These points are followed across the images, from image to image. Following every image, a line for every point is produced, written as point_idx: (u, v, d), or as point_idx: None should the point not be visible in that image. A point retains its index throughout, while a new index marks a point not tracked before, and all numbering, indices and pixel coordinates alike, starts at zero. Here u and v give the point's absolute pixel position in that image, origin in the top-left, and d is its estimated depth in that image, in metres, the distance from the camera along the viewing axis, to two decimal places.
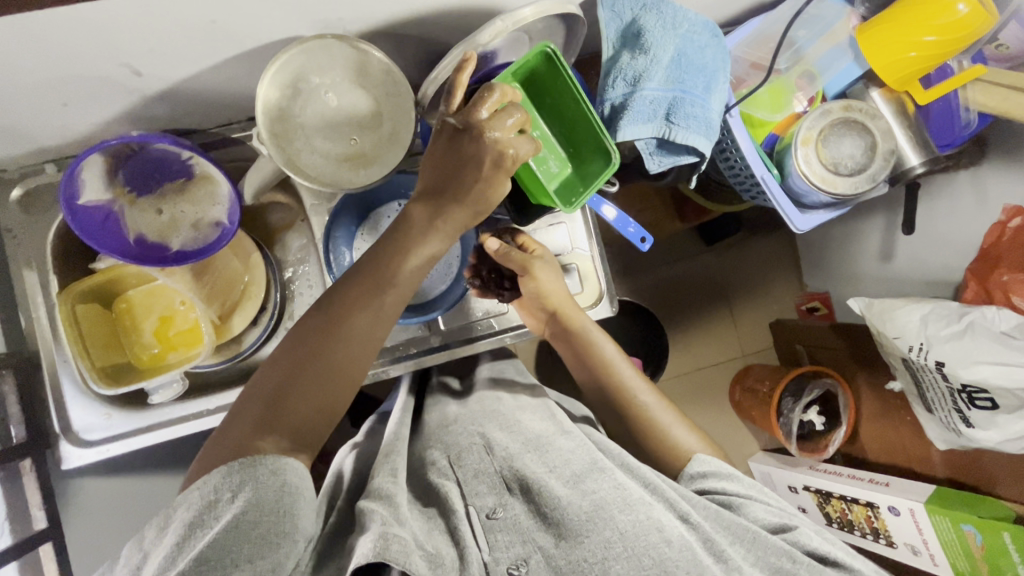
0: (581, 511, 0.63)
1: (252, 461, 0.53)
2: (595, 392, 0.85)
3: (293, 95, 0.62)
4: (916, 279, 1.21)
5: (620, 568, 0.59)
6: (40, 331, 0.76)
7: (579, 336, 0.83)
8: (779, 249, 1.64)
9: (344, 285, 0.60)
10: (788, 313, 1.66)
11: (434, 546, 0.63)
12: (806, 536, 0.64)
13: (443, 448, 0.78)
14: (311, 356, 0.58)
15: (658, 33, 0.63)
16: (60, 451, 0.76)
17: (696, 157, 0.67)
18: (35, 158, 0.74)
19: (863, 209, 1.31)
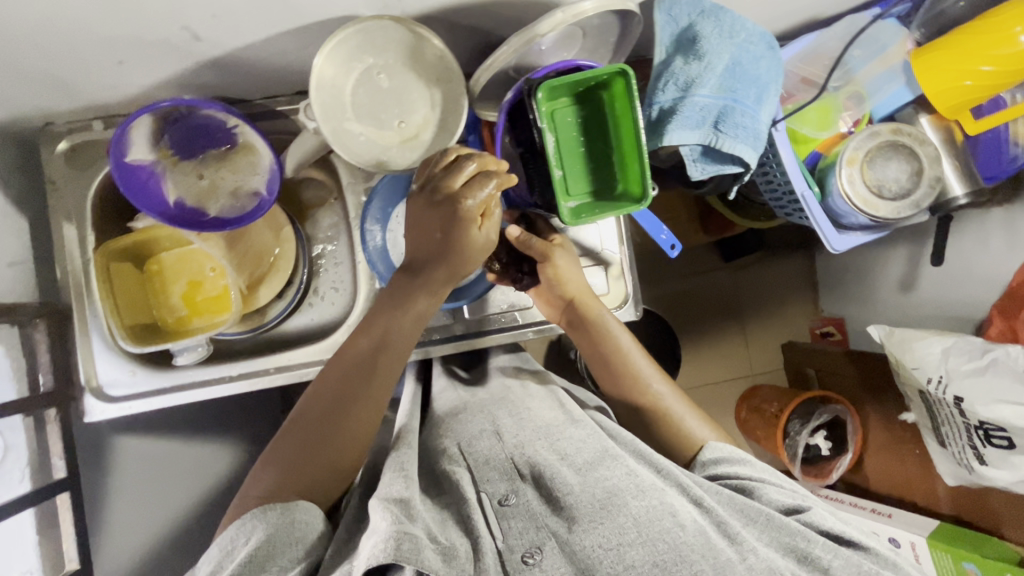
0: (595, 499, 0.63)
1: (263, 510, 0.60)
2: (612, 386, 0.84)
3: (346, 75, 0.62)
4: (938, 313, 1.21)
5: (636, 555, 0.58)
6: (75, 286, 0.77)
7: (594, 328, 0.83)
8: (796, 272, 1.64)
9: (339, 357, 0.69)
10: (801, 336, 1.65)
11: (446, 534, 0.63)
12: (822, 517, 0.64)
13: (455, 440, 0.79)
14: (312, 421, 0.67)
15: (715, 40, 0.63)
16: (84, 404, 0.77)
17: (740, 168, 0.67)
18: (84, 114, 0.74)
19: (888, 238, 1.30)
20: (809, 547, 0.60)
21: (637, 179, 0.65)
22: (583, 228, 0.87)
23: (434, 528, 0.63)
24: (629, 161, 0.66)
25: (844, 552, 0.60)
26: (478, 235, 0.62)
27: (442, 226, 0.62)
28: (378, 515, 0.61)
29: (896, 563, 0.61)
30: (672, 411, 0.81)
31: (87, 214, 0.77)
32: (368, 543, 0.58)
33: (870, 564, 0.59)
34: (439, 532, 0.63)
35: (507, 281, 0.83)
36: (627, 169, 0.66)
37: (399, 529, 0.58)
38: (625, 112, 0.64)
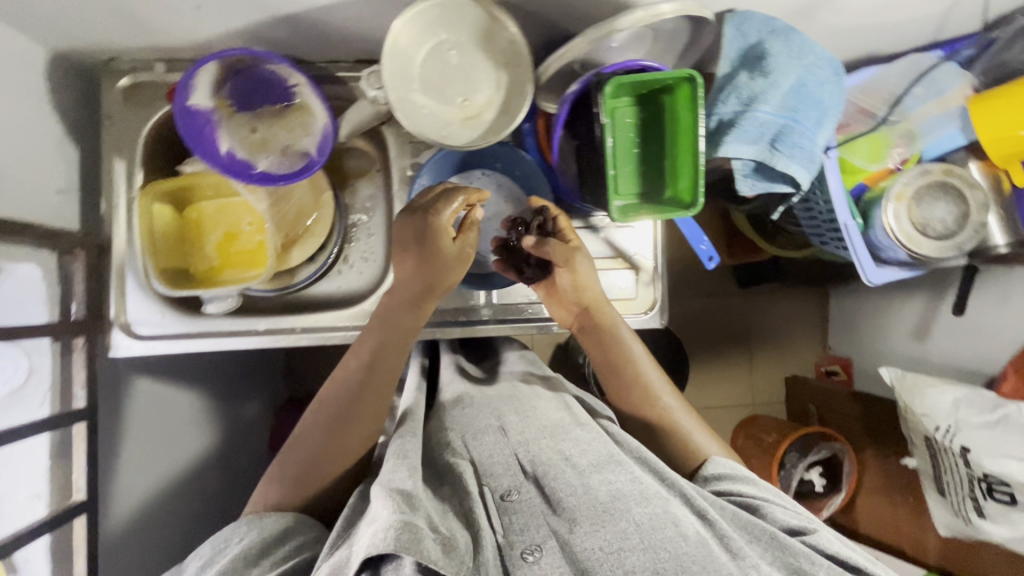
0: (597, 501, 0.62)
1: (257, 518, 0.64)
2: (619, 392, 0.82)
3: (418, 47, 0.62)
4: (949, 364, 1.21)
5: (636, 560, 0.57)
6: (118, 221, 0.78)
7: (604, 338, 0.81)
8: (807, 309, 1.66)
9: (336, 377, 0.75)
10: (804, 371, 1.66)
11: (446, 524, 0.63)
12: (828, 540, 0.62)
13: (460, 433, 0.79)
14: (311, 438, 0.72)
15: (783, 59, 0.64)
16: (111, 338, 0.77)
17: (790, 187, 0.68)
18: (149, 54, 0.75)
19: (907, 285, 1.31)
20: (813, 566, 0.58)
21: (688, 188, 0.66)
22: (618, 228, 0.88)
23: (434, 515, 0.62)
24: (682, 170, 0.67)
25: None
26: (456, 243, 0.72)
27: (426, 251, 0.73)
28: (381, 504, 0.61)
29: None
30: (676, 418, 0.80)
31: (139, 153, 0.78)
32: (369, 531, 0.59)
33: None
34: (440, 522, 0.62)
35: (512, 273, 0.80)
36: (682, 176, 0.67)
37: (403, 519, 0.58)
38: (688, 121, 0.64)
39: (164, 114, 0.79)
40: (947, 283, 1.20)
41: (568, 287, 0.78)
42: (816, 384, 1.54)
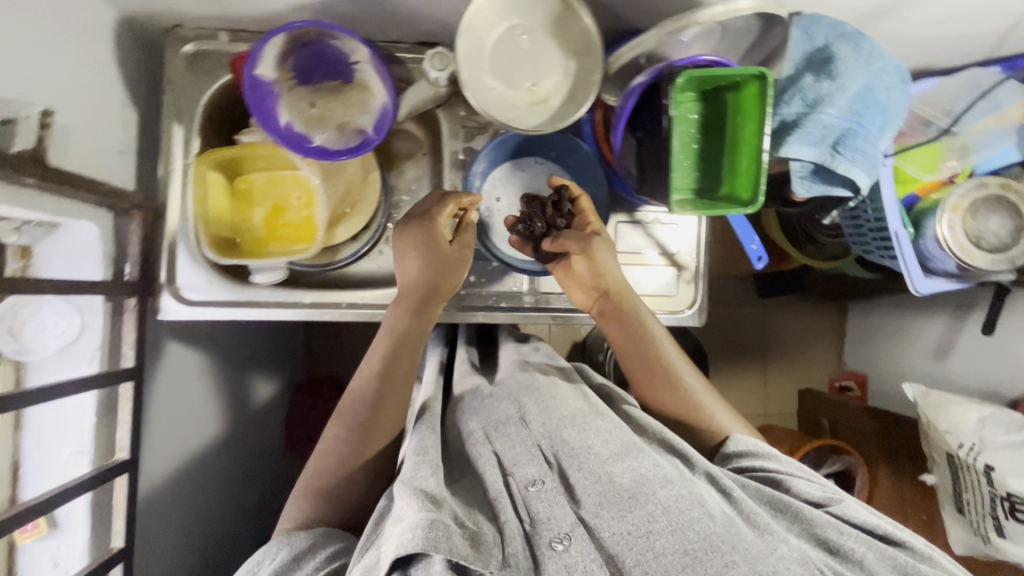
0: (620, 488, 0.55)
1: (287, 537, 0.62)
2: (642, 382, 0.78)
3: (490, 30, 0.63)
4: (969, 384, 1.21)
5: (665, 544, 0.50)
6: (172, 187, 0.78)
7: (622, 326, 0.77)
8: (823, 323, 1.67)
9: (354, 391, 0.73)
10: (818, 385, 1.67)
11: (472, 518, 0.58)
12: (855, 511, 0.59)
13: (478, 422, 0.72)
14: (334, 454, 0.70)
15: (851, 63, 0.65)
16: (160, 302, 0.78)
17: (849, 192, 0.68)
18: (215, 23, 0.76)
19: (929, 305, 1.32)
20: (843, 539, 0.55)
21: (747, 185, 0.67)
22: (664, 224, 0.88)
23: (459, 510, 0.58)
24: (741, 168, 0.67)
25: (879, 546, 0.55)
26: (453, 237, 0.73)
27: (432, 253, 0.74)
28: (407, 502, 0.57)
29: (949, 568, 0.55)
30: (705, 405, 0.75)
31: (197, 120, 0.78)
32: (396, 531, 0.55)
33: (908, 559, 0.54)
34: (466, 518, 0.57)
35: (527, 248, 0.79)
36: (742, 175, 0.67)
37: (432, 517, 0.54)
38: (754, 118, 0.64)
39: (224, 83, 0.79)
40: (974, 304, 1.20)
41: (584, 271, 0.77)
42: (830, 398, 1.54)
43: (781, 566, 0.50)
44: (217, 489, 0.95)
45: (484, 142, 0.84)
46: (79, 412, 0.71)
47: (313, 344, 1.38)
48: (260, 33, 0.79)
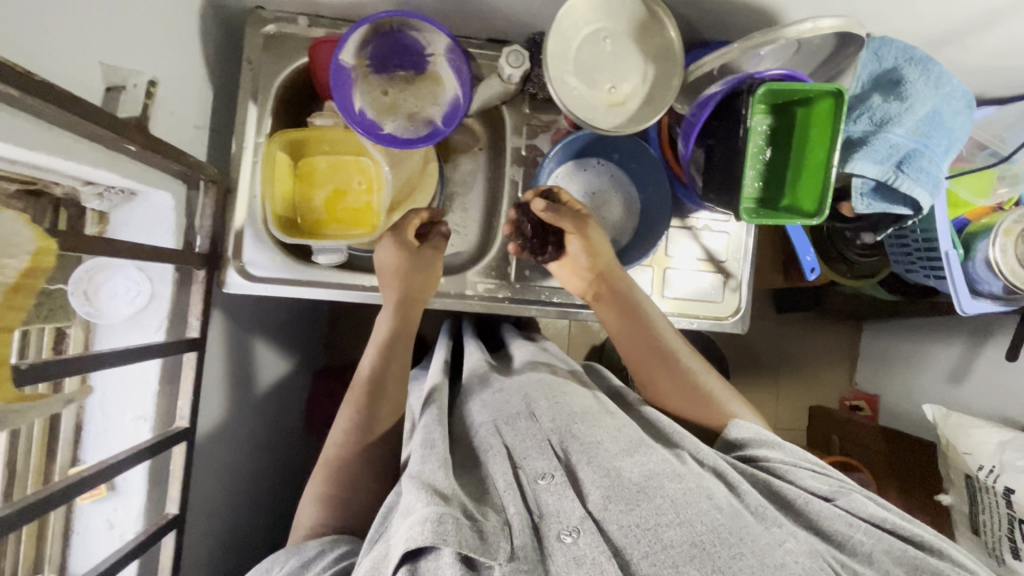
0: (628, 482, 0.54)
1: (297, 547, 0.60)
2: (644, 370, 0.76)
3: (576, 31, 0.65)
4: (980, 409, 1.23)
5: (673, 536, 0.49)
6: (242, 164, 0.80)
7: (620, 310, 0.78)
8: (837, 342, 1.69)
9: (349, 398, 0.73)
10: (828, 402, 1.69)
11: (479, 510, 0.54)
12: (864, 504, 0.57)
13: (488, 415, 0.69)
14: (342, 455, 0.69)
15: (920, 86, 0.67)
16: (226, 276, 0.79)
17: (909, 211, 0.70)
18: (295, 7, 0.77)
19: (946, 329, 1.34)
20: (848, 534, 0.54)
21: (812, 198, 0.69)
22: (714, 232, 0.90)
23: (470, 504, 0.54)
24: (806, 181, 0.69)
25: (888, 538, 0.54)
26: (418, 225, 0.80)
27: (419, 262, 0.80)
28: (415, 493, 0.55)
29: (964, 565, 0.53)
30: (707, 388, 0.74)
31: (271, 101, 0.80)
32: (405, 525, 0.52)
33: (918, 555, 0.52)
34: (474, 509, 0.54)
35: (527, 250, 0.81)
36: (807, 189, 0.69)
37: (440, 510, 0.51)
38: (824, 134, 0.67)
39: (299, 66, 0.81)
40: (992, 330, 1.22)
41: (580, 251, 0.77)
42: (840, 415, 1.55)
43: (788, 559, 0.48)
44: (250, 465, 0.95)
45: (546, 141, 0.86)
46: (142, 379, 0.72)
47: (338, 330, 1.40)
48: (337, 20, 0.80)
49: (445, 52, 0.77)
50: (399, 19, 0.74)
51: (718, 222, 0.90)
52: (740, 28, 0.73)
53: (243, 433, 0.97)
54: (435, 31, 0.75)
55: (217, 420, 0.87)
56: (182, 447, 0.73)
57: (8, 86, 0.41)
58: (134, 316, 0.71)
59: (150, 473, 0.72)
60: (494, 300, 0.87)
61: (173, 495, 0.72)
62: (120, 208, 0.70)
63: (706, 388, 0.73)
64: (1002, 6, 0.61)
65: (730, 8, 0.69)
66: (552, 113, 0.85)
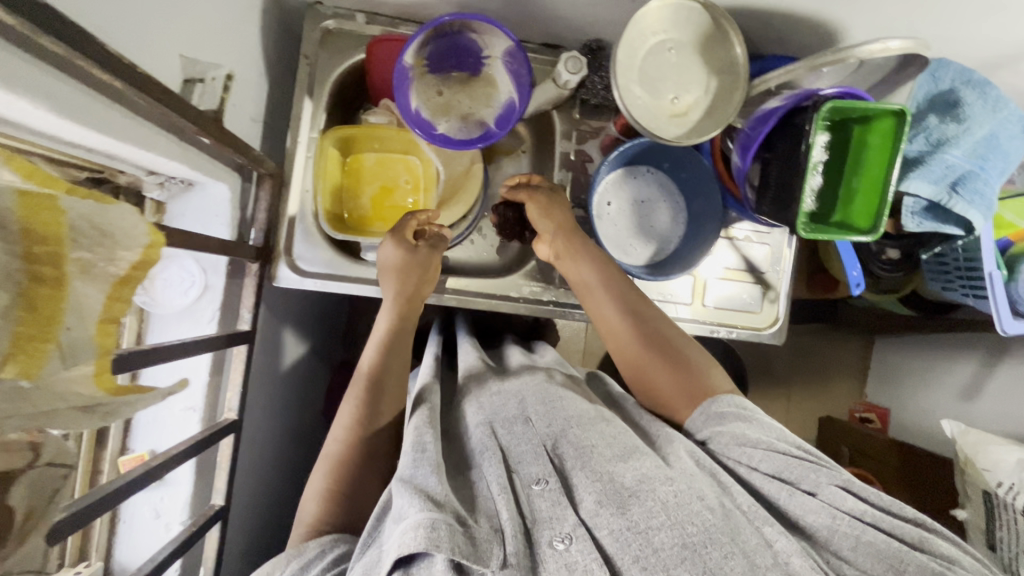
0: (620, 487, 0.53)
1: (299, 550, 0.58)
2: (630, 356, 0.73)
3: (643, 41, 0.66)
4: (996, 425, 1.23)
5: (663, 539, 0.48)
6: (295, 159, 0.80)
7: (597, 293, 0.76)
8: (849, 354, 1.70)
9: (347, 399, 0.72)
10: (839, 415, 1.69)
11: (471, 516, 0.53)
12: (844, 496, 0.53)
13: (483, 416, 0.68)
14: (349, 456, 0.68)
15: (977, 109, 0.68)
16: (276, 271, 0.79)
17: (960, 230, 0.71)
18: (355, 4, 0.78)
19: (962, 345, 1.35)
20: (831, 530, 0.51)
21: (867, 215, 0.70)
22: (756, 243, 0.91)
23: (463, 510, 0.53)
24: (862, 197, 0.70)
25: (870, 532, 0.50)
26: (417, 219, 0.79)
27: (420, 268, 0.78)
28: (406, 498, 0.53)
29: (951, 559, 0.50)
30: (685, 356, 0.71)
31: (325, 97, 0.80)
32: (397, 531, 0.50)
33: (900, 549, 0.49)
34: (466, 516, 0.52)
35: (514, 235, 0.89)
36: (863, 205, 0.70)
37: (434, 516, 0.49)
38: (882, 153, 0.68)
39: (354, 63, 0.81)
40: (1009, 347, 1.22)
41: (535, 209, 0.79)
42: (851, 427, 1.55)
43: (786, 559, 0.49)
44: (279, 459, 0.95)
45: (595, 146, 0.86)
46: (194, 369, 0.72)
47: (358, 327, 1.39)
48: (395, 19, 0.81)
49: (504, 56, 0.77)
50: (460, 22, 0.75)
51: (761, 232, 0.91)
52: (797, 44, 0.74)
53: (270, 425, 0.96)
54: (496, 35, 0.75)
55: (252, 413, 0.87)
56: (229, 440, 0.72)
57: (116, 77, 0.41)
58: (188, 306, 0.71)
59: (198, 465, 0.72)
60: (539, 302, 0.88)
61: (220, 486, 0.72)
62: (178, 198, 0.70)
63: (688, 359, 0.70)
64: None
65: (793, 25, 0.70)
66: (602, 119, 0.86)
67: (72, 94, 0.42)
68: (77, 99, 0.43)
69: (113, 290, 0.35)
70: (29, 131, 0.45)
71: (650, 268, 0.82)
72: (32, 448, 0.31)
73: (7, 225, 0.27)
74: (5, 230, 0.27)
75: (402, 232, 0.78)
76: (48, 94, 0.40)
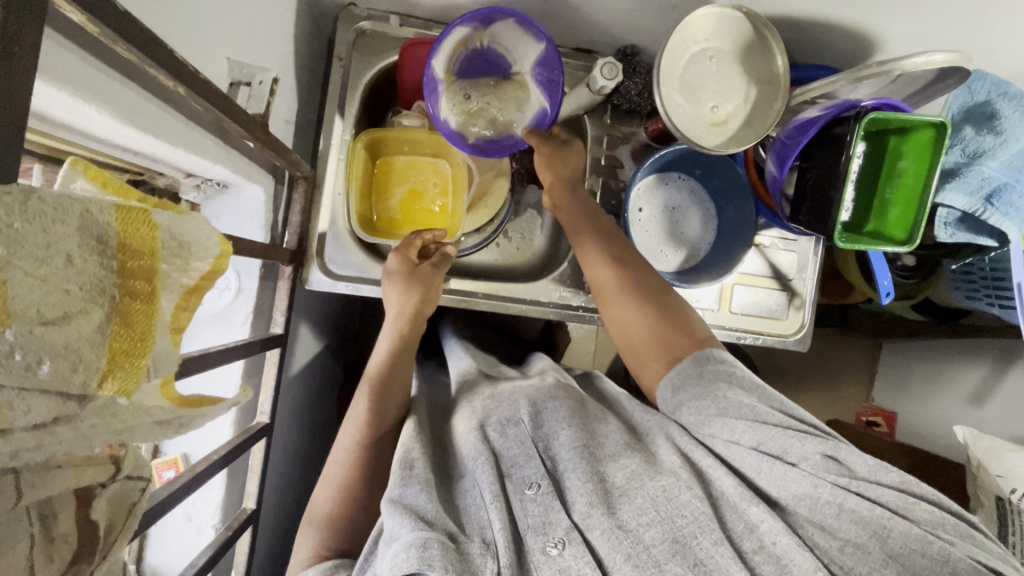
0: (610, 486, 0.54)
1: None
2: (619, 325, 0.71)
3: (686, 49, 0.66)
4: (1004, 429, 1.22)
5: (654, 535, 0.49)
6: (328, 161, 0.80)
7: (607, 290, 0.72)
8: (857, 358, 1.70)
9: (355, 406, 0.72)
10: (846, 418, 1.69)
11: (464, 531, 0.53)
12: (829, 466, 0.51)
13: (474, 420, 0.66)
14: (354, 477, 0.68)
15: (1016, 120, 0.68)
16: (310, 274, 0.79)
17: (995, 241, 0.71)
18: (389, 6, 0.78)
19: (971, 351, 1.35)
20: (813, 502, 0.49)
21: (903, 226, 0.70)
22: (783, 250, 0.91)
23: (453, 526, 0.53)
24: (896, 206, 0.71)
25: (851, 502, 0.48)
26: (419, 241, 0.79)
27: (428, 281, 0.78)
28: (394, 519, 0.52)
29: (936, 523, 0.47)
30: (671, 319, 0.68)
31: (358, 99, 0.80)
32: (388, 552, 0.50)
33: (883, 516, 0.47)
34: (457, 531, 0.52)
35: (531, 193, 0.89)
36: (898, 217, 0.70)
37: (424, 535, 0.49)
38: (919, 165, 0.68)
39: (387, 65, 0.81)
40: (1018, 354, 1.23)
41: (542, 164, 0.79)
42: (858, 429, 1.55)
43: (769, 542, 0.49)
44: None
45: (626, 152, 0.86)
46: (227, 372, 0.71)
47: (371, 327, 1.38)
48: (429, 21, 0.80)
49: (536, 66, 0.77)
50: (490, 34, 0.76)
51: (787, 240, 0.91)
52: (833, 54, 0.75)
53: (289, 426, 0.95)
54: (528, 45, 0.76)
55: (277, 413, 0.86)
56: (262, 443, 0.71)
57: (180, 85, 0.41)
58: (222, 309, 0.71)
59: (230, 468, 0.71)
60: (567, 307, 0.87)
61: (251, 489, 0.72)
62: (214, 201, 0.69)
63: (677, 318, 0.68)
64: None
65: (831, 35, 0.70)
66: (633, 125, 0.86)
67: (133, 98, 0.42)
68: (139, 104, 0.43)
69: (183, 298, 0.35)
70: (85, 134, 0.45)
71: (682, 275, 0.82)
72: (114, 461, 0.32)
73: (107, 240, 0.27)
74: (105, 245, 0.27)
75: (408, 249, 0.78)
76: (113, 99, 0.39)
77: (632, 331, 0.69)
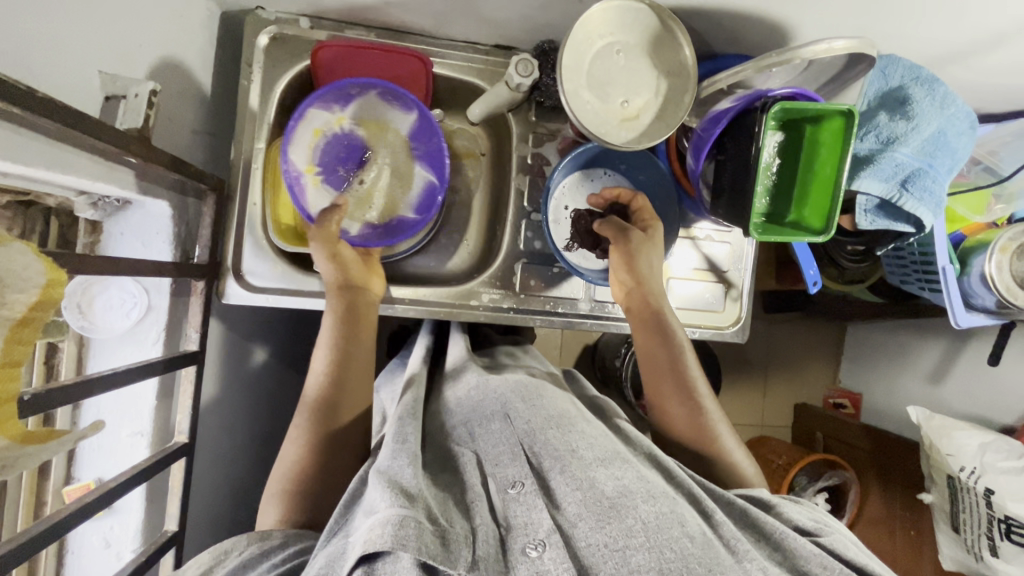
0: (601, 496, 0.49)
1: (263, 535, 0.57)
2: (672, 424, 0.73)
3: (590, 45, 0.65)
4: (960, 408, 1.20)
5: (641, 562, 0.44)
6: (241, 169, 0.77)
7: (664, 381, 0.74)
8: (821, 341, 1.63)
9: (292, 432, 0.67)
10: (814, 401, 1.63)
11: (445, 515, 0.49)
12: (847, 546, 0.53)
13: (463, 421, 0.65)
14: (312, 463, 0.65)
15: (926, 105, 0.68)
16: (226, 287, 0.77)
17: (911, 227, 0.72)
18: (296, 8, 0.75)
19: (929, 329, 1.30)
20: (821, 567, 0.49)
21: (820, 215, 0.69)
22: (717, 242, 0.91)
23: (436, 509, 0.49)
24: (811, 197, 0.70)
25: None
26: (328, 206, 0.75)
27: (328, 243, 0.74)
28: (378, 491, 0.50)
29: None
30: (720, 442, 0.70)
31: (271, 105, 0.78)
32: (365, 525, 0.48)
33: None
34: (439, 514, 0.49)
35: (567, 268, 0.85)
36: (814, 208, 0.70)
37: (402, 512, 0.46)
38: (832, 151, 0.67)
39: (301, 68, 0.79)
40: (973, 332, 1.20)
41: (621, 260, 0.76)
42: (824, 412, 1.51)
43: None
44: (232, 474, 0.91)
45: (552, 149, 0.85)
46: (139, 394, 0.69)
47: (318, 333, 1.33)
48: (341, 23, 0.78)
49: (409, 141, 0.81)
50: (347, 116, 0.80)
51: (722, 230, 0.90)
52: (749, 44, 0.74)
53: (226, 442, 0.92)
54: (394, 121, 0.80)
55: (211, 428, 0.83)
56: (180, 463, 0.70)
57: (13, 105, 0.39)
58: (130, 329, 0.68)
59: (148, 489, 0.70)
60: (498, 309, 0.85)
61: (172, 511, 0.70)
62: (114, 217, 0.66)
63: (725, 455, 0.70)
64: (1006, 28, 0.63)
65: (742, 25, 0.69)
66: (559, 121, 0.85)
67: None
68: None
69: (14, 331, 0.37)
70: None
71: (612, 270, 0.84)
72: None
73: None
74: None
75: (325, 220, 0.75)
76: None
77: (682, 438, 0.72)
